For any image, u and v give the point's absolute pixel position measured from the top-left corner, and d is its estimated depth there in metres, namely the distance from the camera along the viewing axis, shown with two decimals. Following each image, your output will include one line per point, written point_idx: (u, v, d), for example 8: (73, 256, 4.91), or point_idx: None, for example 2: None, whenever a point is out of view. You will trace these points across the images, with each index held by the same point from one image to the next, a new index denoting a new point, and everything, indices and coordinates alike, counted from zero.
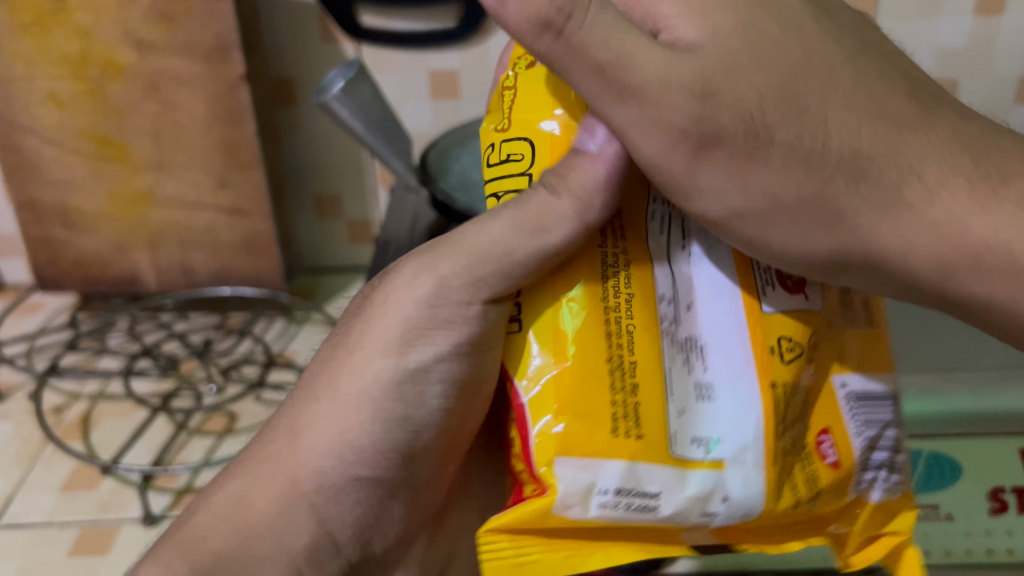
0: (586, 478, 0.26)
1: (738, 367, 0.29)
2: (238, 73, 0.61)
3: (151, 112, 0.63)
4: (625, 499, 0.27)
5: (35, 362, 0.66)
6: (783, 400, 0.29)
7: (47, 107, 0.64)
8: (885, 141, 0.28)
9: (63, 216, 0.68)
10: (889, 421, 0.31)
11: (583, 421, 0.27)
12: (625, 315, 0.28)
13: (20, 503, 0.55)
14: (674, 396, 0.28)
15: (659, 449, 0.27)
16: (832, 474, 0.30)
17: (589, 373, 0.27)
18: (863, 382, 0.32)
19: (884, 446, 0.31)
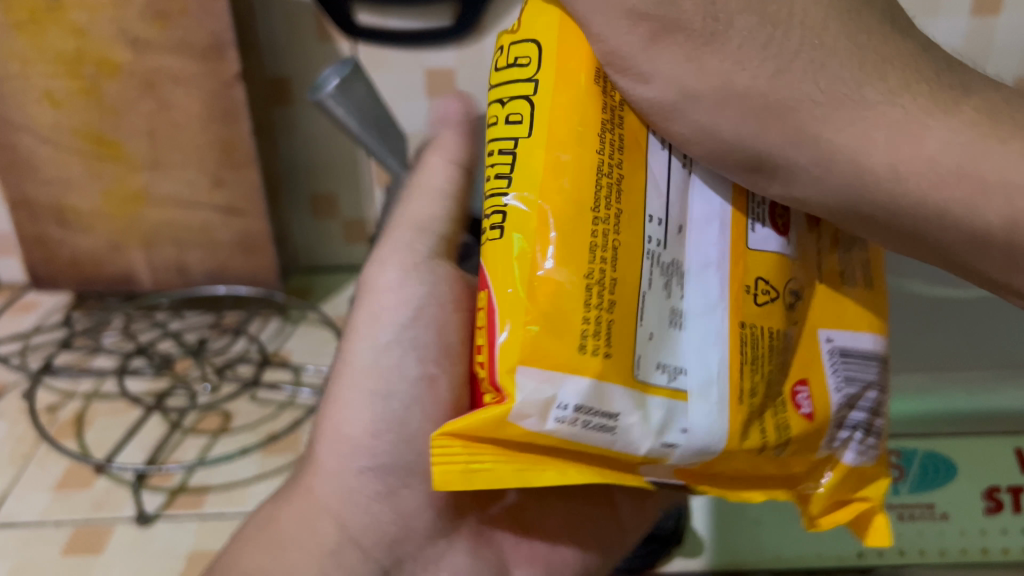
0: (547, 390, 0.27)
1: (712, 303, 0.31)
2: (233, 72, 0.61)
3: (146, 111, 0.63)
4: (584, 417, 0.27)
5: (29, 360, 0.66)
6: (752, 341, 0.31)
7: (42, 106, 0.64)
8: (863, 62, 0.27)
9: (58, 215, 0.68)
10: (869, 382, 0.35)
11: (553, 333, 0.27)
12: (613, 227, 0.28)
13: (13, 502, 0.54)
14: (646, 320, 0.29)
15: (627, 369, 0.28)
16: (803, 423, 0.33)
17: (577, 277, 0.27)
18: (850, 341, 0.35)
19: (862, 407, 0.35)
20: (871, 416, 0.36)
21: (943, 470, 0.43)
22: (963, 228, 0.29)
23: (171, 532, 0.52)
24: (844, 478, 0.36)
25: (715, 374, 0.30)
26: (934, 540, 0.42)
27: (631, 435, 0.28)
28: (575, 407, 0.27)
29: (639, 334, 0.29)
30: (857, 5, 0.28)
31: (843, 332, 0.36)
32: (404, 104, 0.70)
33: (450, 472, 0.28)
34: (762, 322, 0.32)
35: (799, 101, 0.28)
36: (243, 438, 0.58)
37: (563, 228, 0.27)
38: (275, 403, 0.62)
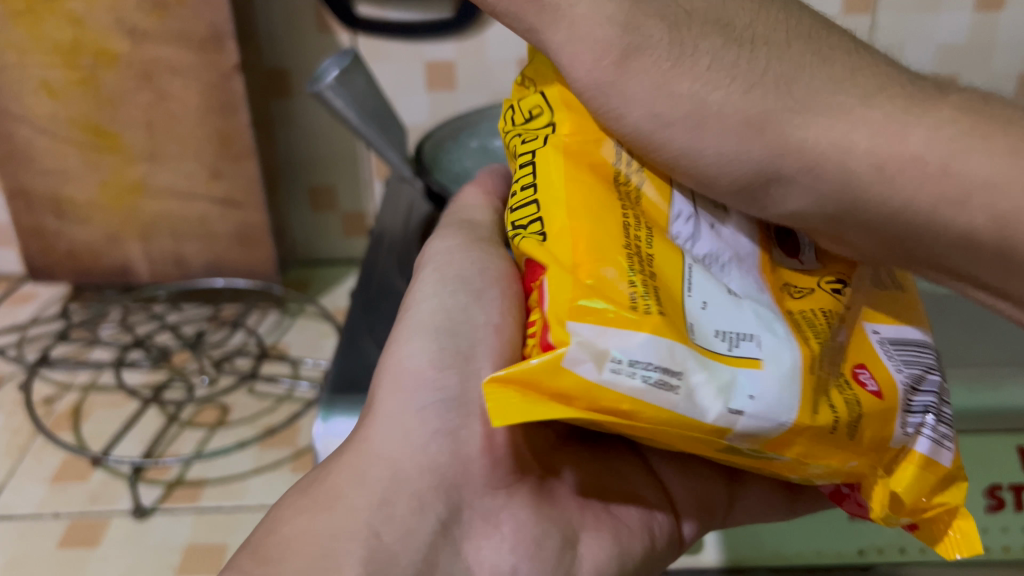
0: (600, 343, 0.24)
1: (756, 291, 0.30)
2: (232, 63, 0.61)
3: (144, 102, 0.63)
4: (642, 369, 0.24)
5: (26, 352, 0.66)
6: (808, 324, 0.29)
7: (39, 96, 0.63)
8: (820, 63, 0.28)
9: (55, 206, 0.68)
10: (930, 365, 0.30)
11: (598, 298, 0.26)
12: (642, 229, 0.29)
13: (9, 494, 0.54)
14: (693, 296, 0.28)
15: (682, 329, 0.26)
16: (875, 400, 0.28)
17: (602, 245, 0.27)
18: (896, 332, 0.31)
19: (929, 389, 0.30)
20: (940, 401, 0.30)
21: None
22: (960, 232, 0.27)
23: (167, 526, 0.51)
24: (921, 474, 0.29)
25: (785, 339, 0.27)
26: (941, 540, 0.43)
27: (697, 395, 0.25)
28: (629, 359, 0.24)
29: (689, 305, 0.27)
30: (813, 30, 0.29)
31: (886, 324, 0.31)
32: (404, 96, 0.70)
33: (506, 414, 0.24)
34: (809, 311, 0.30)
35: (778, 114, 0.27)
36: (241, 431, 0.58)
37: (587, 217, 0.28)
38: (273, 396, 0.61)
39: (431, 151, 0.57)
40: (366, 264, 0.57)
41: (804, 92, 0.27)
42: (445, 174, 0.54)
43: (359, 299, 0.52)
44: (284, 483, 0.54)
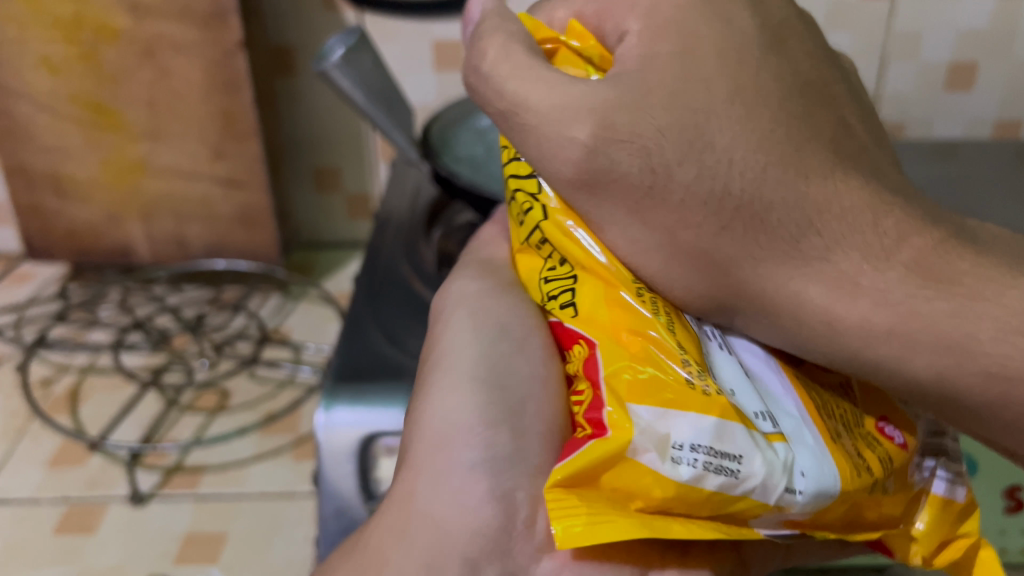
0: (660, 427, 0.25)
1: (770, 372, 0.29)
2: (236, 40, 0.59)
3: (146, 79, 0.61)
4: (716, 459, 0.25)
5: (24, 333, 0.65)
6: (829, 408, 0.29)
7: (39, 72, 0.62)
8: (789, 199, 0.26)
9: (55, 184, 0.66)
10: (925, 415, 0.32)
11: (650, 382, 0.26)
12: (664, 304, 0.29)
13: (5, 477, 0.53)
14: (724, 378, 0.27)
15: (739, 410, 0.26)
16: (900, 453, 0.29)
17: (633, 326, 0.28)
18: None
19: (929, 437, 0.32)
20: (943, 445, 0.32)
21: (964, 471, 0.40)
22: (902, 377, 0.26)
23: (165, 513, 0.50)
24: (941, 513, 0.30)
25: (801, 418, 0.28)
26: None
27: (769, 476, 0.25)
28: (691, 444, 0.25)
29: (729, 386, 0.27)
30: (798, 140, 0.26)
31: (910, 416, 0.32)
32: (411, 77, 0.69)
33: (571, 523, 0.24)
34: (825, 390, 0.30)
35: (739, 258, 0.27)
36: (242, 416, 0.57)
37: (613, 299, 0.28)
38: (275, 381, 0.60)
39: (439, 133, 0.56)
40: (372, 249, 0.56)
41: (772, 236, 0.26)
42: (453, 158, 0.53)
43: (363, 284, 0.51)
44: (284, 471, 0.53)
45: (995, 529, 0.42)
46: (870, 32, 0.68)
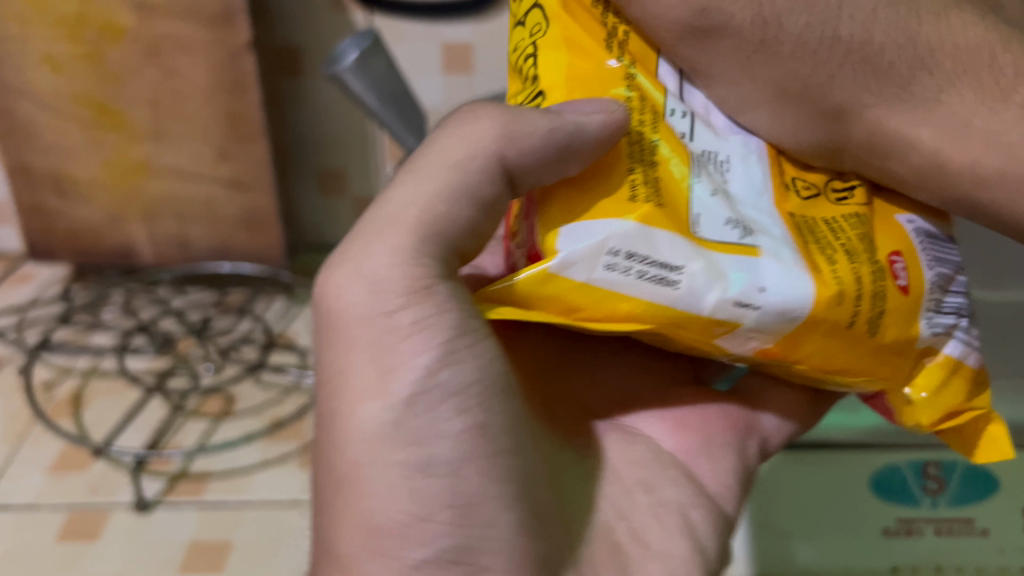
0: (595, 237, 0.25)
1: (759, 187, 0.30)
2: (243, 40, 0.58)
3: (150, 79, 0.60)
4: (637, 265, 0.25)
5: (26, 335, 0.64)
6: (808, 225, 0.30)
7: (42, 71, 0.61)
8: None
9: (57, 184, 0.65)
10: (954, 265, 0.32)
11: (603, 200, 0.26)
12: (645, 115, 0.28)
13: (7, 482, 0.53)
14: (697, 197, 0.27)
15: (689, 223, 0.26)
16: (904, 294, 0.29)
17: (593, 92, 0.28)
18: (924, 225, 0.32)
19: (954, 289, 0.32)
20: (966, 303, 0.32)
21: (982, 483, 0.40)
22: None
23: (170, 521, 0.50)
24: (954, 378, 0.32)
25: (781, 238, 0.28)
26: (973, 557, 0.40)
27: (697, 282, 0.25)
28: (627, 252, 0.25)
29: (695, 203, 0.27)
30: None
31: (927, 224, 0.33)
32: (419, 78, 0.68)
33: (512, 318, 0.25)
34: (813, 211, 0.30)
35: None
36: (248, 422, 0.56)
37: (588, 70, 0.28)
38: (281, 387, 0.59)
39: None
40: None
41: (882, 84, 0.31)
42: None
43: None
44: (291, 479, 0.52)
45: (1017, 545, 0.40)
46: None
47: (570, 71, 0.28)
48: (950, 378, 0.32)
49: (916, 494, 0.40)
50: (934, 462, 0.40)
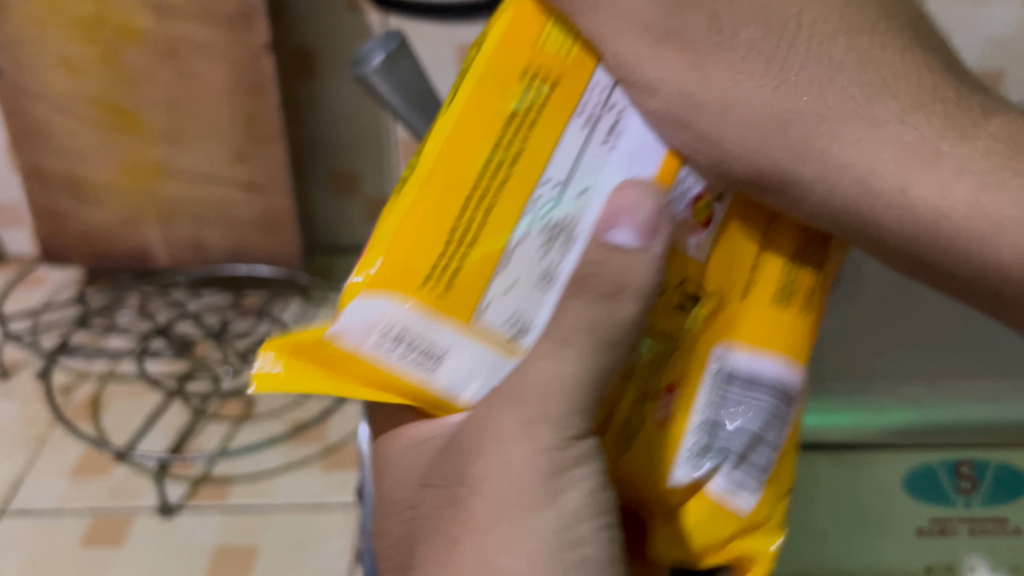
0: (374, 313, 0.25)
1: (567, 242, 0.25)
2: (261, 42, 0.58)
3: (166, 80, 0.60)
4: (395, 334, 0.25)
5: (43, 338, 0.63)
6: (677, 348, 0.27)
7: (58, 73, 0.61)
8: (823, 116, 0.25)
9: (72, 187, 0.65)
10: (765, 409, 0.27)
11: (404, 264, 0.24)
12: (491, 182, 0.25)
13: (29, 488, 0.52)
14: (507, 269, 0.25)
15: (430, 311, 0.25)
16: (657, 430, 0.27)
17: (450, 172, 0.24)
18: (750, 360, 0.27)
19: (733, 433, 0.27)
20: (756, 442, 0.28)
21: (1010, 484, 0.40)
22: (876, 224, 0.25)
23: (195, 525, 0.49)
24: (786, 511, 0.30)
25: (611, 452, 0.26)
26: (1006, 555, 0.40)
27: (430, 362, 0.25)
28: (397, 333, 0.25)
29: (404, 306, 0.24)
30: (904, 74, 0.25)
31: (759, 358, 0.27)
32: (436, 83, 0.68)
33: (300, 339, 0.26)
34: (706, 330, 0.27)
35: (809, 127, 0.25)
36: (269, 426, 0.56)
37: (463, 133, 0.24)
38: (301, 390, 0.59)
39: None
40: None
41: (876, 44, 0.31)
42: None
43: None
44: (315, 482, 0.52)
45: None
46: None
47: (446, 149, 0.24)
48: (694, 501, 0.27)
49: (949, 491, 0.40)
50: (963, 460, 0.40)
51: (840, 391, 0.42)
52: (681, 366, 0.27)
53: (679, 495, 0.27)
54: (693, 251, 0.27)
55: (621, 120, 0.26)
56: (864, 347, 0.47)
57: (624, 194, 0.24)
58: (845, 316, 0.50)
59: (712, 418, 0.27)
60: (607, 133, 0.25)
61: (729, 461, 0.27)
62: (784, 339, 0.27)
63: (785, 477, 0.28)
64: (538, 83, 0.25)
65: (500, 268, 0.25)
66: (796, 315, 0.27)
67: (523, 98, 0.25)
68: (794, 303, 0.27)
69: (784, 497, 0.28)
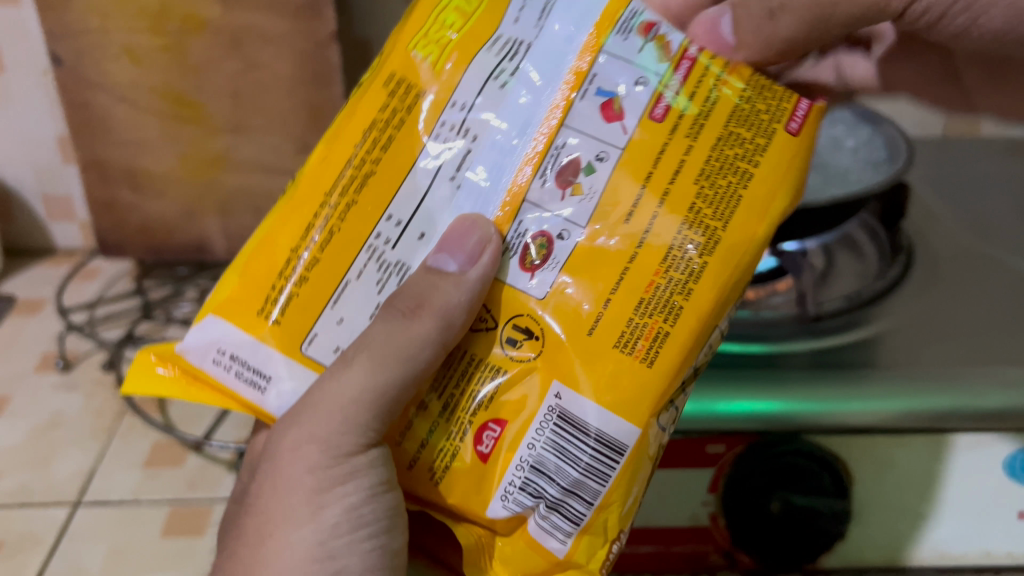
0: (209, 335, 0.32)
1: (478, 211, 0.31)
2: (329, 32, 0.58)
3: (231, 71, 0.60)
4: (235, 364, 0.31)
5: (104, 330, 0.63)
6: (533, 373, 0.30)
7: (122, 63, 0.60)
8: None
9: (131, 178, 0.65)
10: (582, 462, 0.29)
11: (244, 289, 0.32)
12: (336, 214, 0.31)
13: (102, 479, 0.52)
14: (336, 304, 0.31)
15: (280, 334, 0.31)
16: (475, 462, 0.30)
17: (308, 200, 0.32)
18: (575, 400, 0.29)
19: (556, 484, 0.30)
20: (546, 495, 0.30)
21: None
22: None
23: None
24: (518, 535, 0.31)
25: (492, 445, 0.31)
26: None
27: (270, 385, 0.31)
28: (230, 354, 0.31)
29: (324, 315, 0.31)
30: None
31: (582, 400, 0.29)
32: None
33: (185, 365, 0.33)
34: (550, 353, 0.29)
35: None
36: None
37: (333, 167, 0.32)
38: None
39: None
40: None
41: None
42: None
43: None
44: None
45: None
46: None
47: (306, 189, 0.32)
48: (505, 522, 0.31)
49: None
50: None
51: (926, 376, 0.41)
52: (477, 394, 0.30)
53: (506, 524, 0.31)
54: (516, 275, 0.30)
55: (455, 130, 0.31)
56: (953, 331, 0.47)
57: (457, 221, 0.30)
58: (926, 301, 0.50)
59: (529, 472, 0.30)
60: (601, 119, 0.30)
61: (543, 499, 0.30)
62: (633, 381, 0.29)
63: (608, 529, 0.30)
64: (388, 113, 0.32)
65: (347, 270, 0.31)
66: (637, 355, 0.29)
67: (383, 104, 0.32)
68: (643, 344, 0.29)
69: (607, 543, 0.30)
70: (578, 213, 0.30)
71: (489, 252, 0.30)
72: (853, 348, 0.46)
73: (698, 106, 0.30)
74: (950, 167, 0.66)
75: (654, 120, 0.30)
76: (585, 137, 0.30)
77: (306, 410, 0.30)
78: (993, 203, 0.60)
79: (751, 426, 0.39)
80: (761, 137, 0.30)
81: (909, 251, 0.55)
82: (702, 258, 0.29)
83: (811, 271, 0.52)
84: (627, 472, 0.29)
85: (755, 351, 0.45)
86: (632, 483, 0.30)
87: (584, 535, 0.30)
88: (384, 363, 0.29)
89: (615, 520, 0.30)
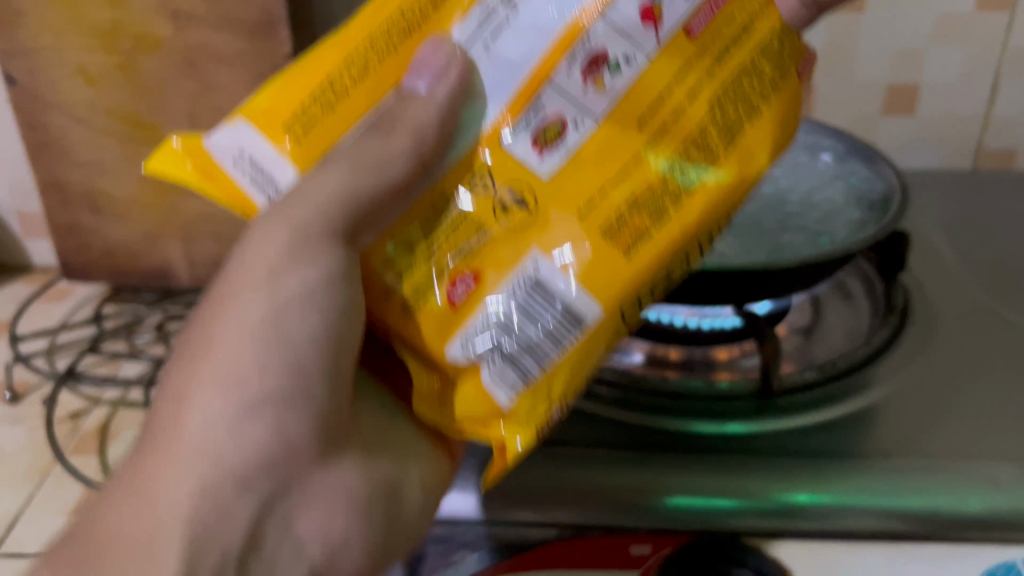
0: (229, 142, 0.30)
1: (507, 77, 0.28)
2: (284, 53, 0.54)
3: (187, 91, 0.57)
4: (247, 159, 0.29)
5: (56, 362, 0.61)
6: (524, 228, 0.28)
7: (76, 83, 0.57)
8: None
9: (91, 202, 0.62)
10: (538, 335, 0.27)
11: (262, 121, 0.29)
12: (346, 82, 0.29)
13: (24, 526, 0.49)
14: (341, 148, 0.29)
15: (290, 158, 0.29)
16: (442, 310, 0.28)
17: (341, 47, 0.30)
18: (552, 276, 0.27)
19: (510, 342, 0.27)
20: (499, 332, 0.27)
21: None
22: None
23: None
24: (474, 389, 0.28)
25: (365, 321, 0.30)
26: None
27: (266, 185, 0.29)
28: (247, 151, 0.29)
29: (340, 143, 0.29)
30: None
31: (563, 277, 0.27)
32: None
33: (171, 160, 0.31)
34: (544, 194, 0.28)
35: None
36: None
37: (365, 28, 0.30)
38: None
39: None
40: None
41: None
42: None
43: None
44: None
45: None
46: (977, 51, 0.62)
47: (338, 42, 0.30)
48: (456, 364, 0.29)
49: None
50: None
51: (902, 469, 0.35)
52: (463, 245, 0.28)
53: (461, 369, 0.28)
54: (523, 151, 0.28)
55: None
56: (950, 414, 0.40)
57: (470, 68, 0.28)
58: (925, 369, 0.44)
59: (502, 322, 0.27)
60: None
61: (509, 342, 0.27)
62: (608, 267, 0.27)
63: (553, 389, 0.28)
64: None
65: (342, 136, 0.29)
66: (619, 242, 0.27)
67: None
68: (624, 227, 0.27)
69: (548, 407, 0.28)
70: (596, 105, 0.28)
71: (455, 68, 0.28)
72: (827, 429, 0.39)
73: (732, 28, 0.28)
74: (974, 204, 0.59)
75: (687, 35, 0.28)
76: (613, 31, 0.27)
77: (258, 220, 0.29)
78: (1016, 247, 0.53)
79: (695, 525, 0.34)
80: (778, 75, 0.28)
81: (903, 312, 0.47)
82: (701, 180, 0.27)
83: (791, 340, 0.49)
84: (581, 352, 0.28)
85: (713, 428, 0.39)
86: (584, 363, 0.28)
87: (529, 395, 0.28)
88: (360, 167, 0.28)
89: (561, 388, 0.28)
